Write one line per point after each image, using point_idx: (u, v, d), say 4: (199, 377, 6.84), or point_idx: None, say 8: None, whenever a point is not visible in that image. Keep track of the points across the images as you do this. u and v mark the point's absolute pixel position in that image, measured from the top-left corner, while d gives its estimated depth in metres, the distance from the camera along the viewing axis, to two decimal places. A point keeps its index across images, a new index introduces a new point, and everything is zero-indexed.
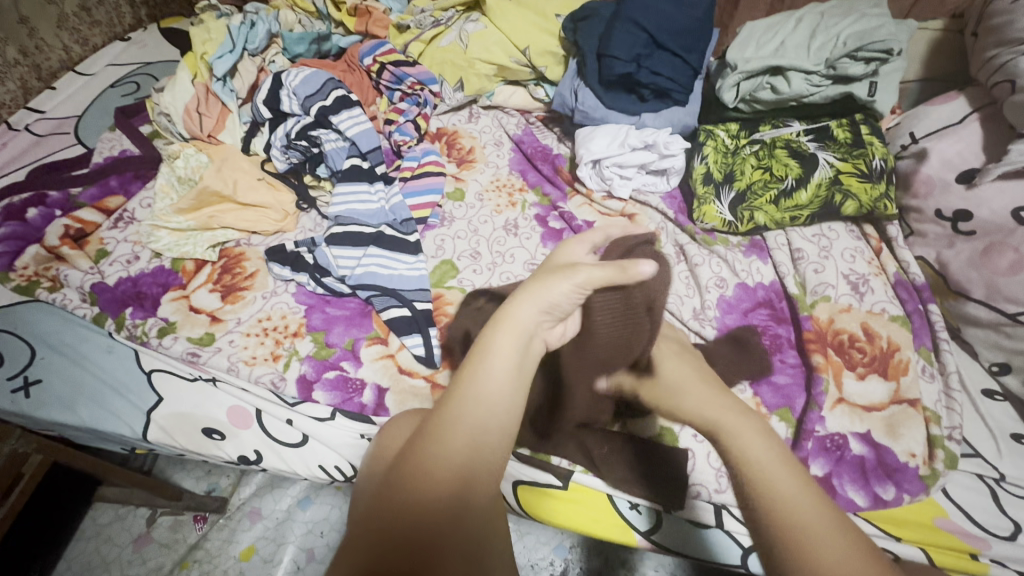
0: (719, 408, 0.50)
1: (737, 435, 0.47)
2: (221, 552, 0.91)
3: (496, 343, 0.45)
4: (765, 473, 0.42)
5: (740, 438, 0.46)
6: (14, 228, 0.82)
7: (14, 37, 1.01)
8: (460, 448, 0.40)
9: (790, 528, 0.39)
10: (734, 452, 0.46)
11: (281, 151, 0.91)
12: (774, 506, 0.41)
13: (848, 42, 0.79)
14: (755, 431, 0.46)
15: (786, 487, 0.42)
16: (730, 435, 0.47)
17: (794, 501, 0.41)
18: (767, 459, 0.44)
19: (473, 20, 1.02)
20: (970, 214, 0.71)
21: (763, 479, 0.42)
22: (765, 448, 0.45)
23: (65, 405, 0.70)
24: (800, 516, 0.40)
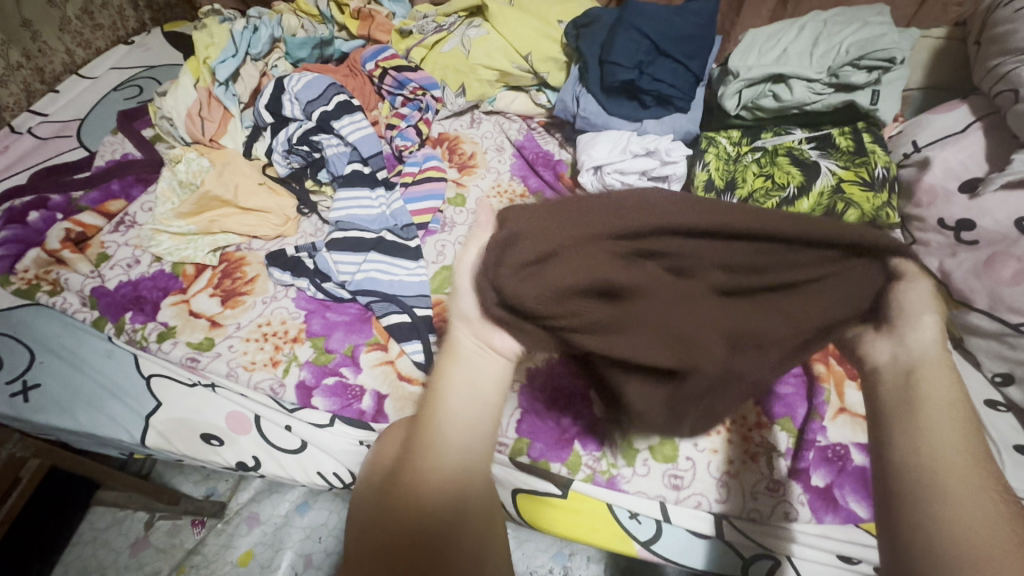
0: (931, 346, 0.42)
1: (926, 370, 0.41)
2: (219, 557, 0.91)
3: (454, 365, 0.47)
4: (948, 417, 0.39)
5: (929, 374, 0.41)
6: (15, 231, 0.82)
7: (16, 40, 1.01)
8: (448, 453, 0.43)
9: (945, 467, 0.37)
10: (919, 380, 0.41)
11: (283, 156, 0.92)
12: (943, 453, 0.38)
13: (850, 50, 0.79)
14: (943, 370, 0.41)
15: (948, 434, 0.39)
16: (919, 369, 0.41)
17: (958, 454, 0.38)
18: (952, 405, 0.40)
19: (475, 26, 1.02)
20: (973, 224, 0.71)
21: (934, 420, 0.39)
22: (950, 389, 0.41)
23: (64, 410, 0.69)
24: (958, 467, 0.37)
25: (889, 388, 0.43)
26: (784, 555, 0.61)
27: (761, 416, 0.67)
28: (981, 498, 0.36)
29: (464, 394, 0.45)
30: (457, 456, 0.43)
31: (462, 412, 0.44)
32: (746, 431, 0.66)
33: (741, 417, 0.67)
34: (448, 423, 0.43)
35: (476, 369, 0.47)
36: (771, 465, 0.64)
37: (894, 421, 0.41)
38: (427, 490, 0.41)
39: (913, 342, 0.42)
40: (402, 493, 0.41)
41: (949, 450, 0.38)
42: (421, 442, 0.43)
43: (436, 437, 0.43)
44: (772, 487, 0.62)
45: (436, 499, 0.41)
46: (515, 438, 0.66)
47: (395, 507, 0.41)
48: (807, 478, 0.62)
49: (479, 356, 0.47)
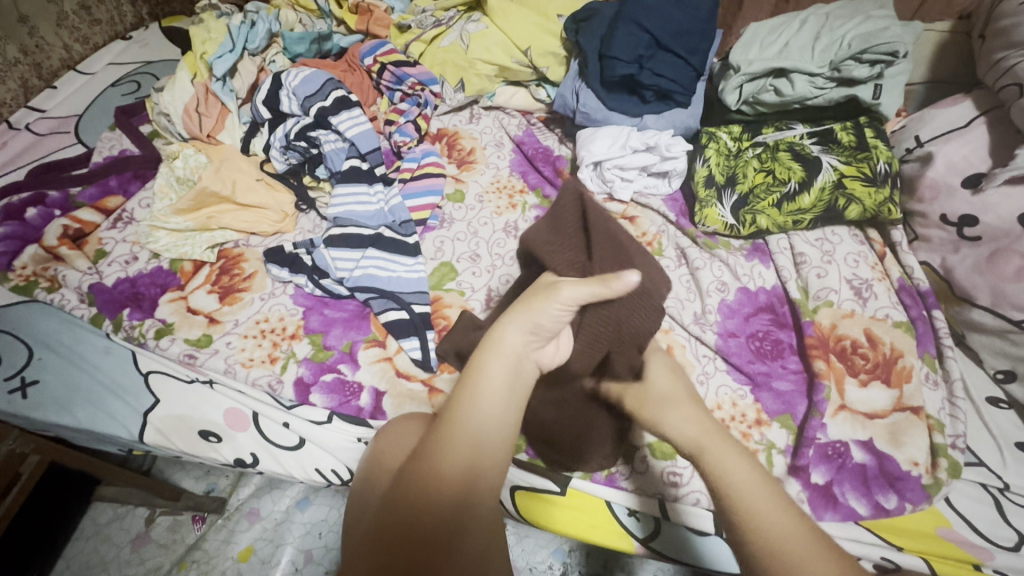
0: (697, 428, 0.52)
1: (710, 454, 0.49)
2: (219, 553, 0.91)
3: (486, 367, 0.48)
4: (748, 493, 0.45)
5: (716, 457, 0.49)
6: (13, 228, 0.82)
7: (14, 36, 1.00)
8: (464, 455, 0.43)
9: (769, 547, 0.42)
10: (711, 473, 0.48)
11: (280, 152, 0.91)
12: (762, 530, 0.43)
13: (852, 44, 0.78)
14: (726, 451, 0.49)
15: (766, 507, 0.44)
16: (705, 451, 0.50)
17: (777, 521, 0.43)
18: (748, 480, 0.46)
19: (474, 21, 1.01)
20: (975, 219, 0.70)
21: (742, 504, 0.45)
22: (734, 461, 0.48)
23: (62, 407, 0.69)
24: (788, 538, 0.42)
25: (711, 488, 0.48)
26: None
27: (760, 413, 0.67)
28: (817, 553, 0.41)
29: (490, 394, 0.46)
30: (475, 456, 0.43)
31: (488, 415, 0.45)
32: (745, 428, 0.66)
33: (740, 415, 0.67)
34: (474, 424, 0.44)
35: (514, 367, 0.49)
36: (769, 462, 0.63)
37: (728, 528, 0.45)
38: (446, 495, 0.42)
39: (679, 427, 0.52)
40: (421, 492, 0.42)
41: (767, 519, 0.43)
42: (448, 434, 0.44)
43: (466, 433, 0.43)
44: None
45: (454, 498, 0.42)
46: (518, 436, 0.69)
47: (404, 498, 0.42)
48: (807, 476, 0.62)
49: (521, 361, 0.50)
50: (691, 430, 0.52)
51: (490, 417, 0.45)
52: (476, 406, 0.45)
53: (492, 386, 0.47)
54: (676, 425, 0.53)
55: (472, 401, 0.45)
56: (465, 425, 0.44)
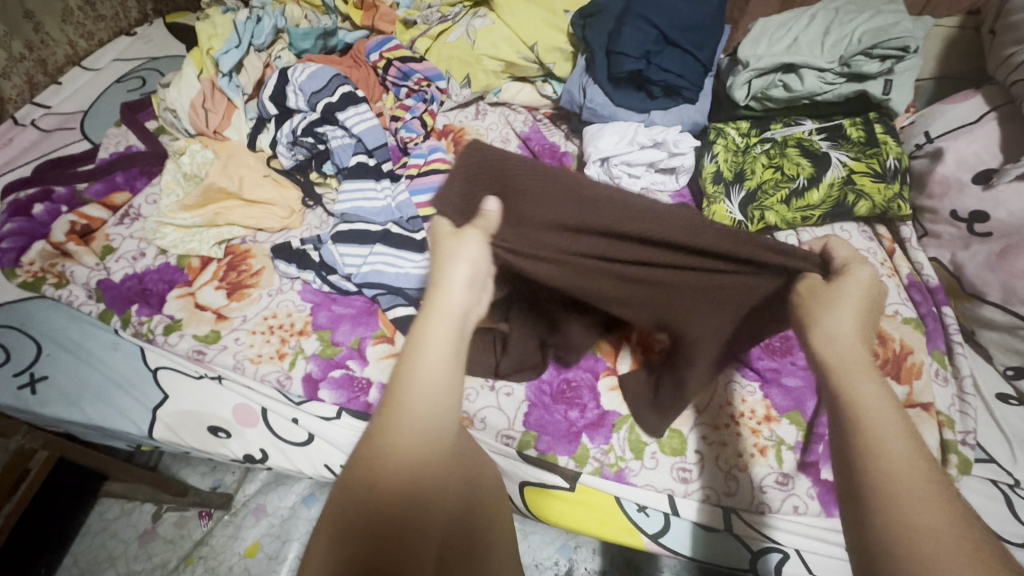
0: (852, 348, 0.43)
1: (848, 381, 0.41)
2: (227, 548, 0.91)
3: (428, 336, 0.43)
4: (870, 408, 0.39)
5: (853, 384, 0.41)
6: (20, 224, 0.82)
7: (19, 32, 1.00)
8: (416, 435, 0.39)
9: (897, 487, 0.35)
10: (846, 389, 0.41)
11: (288, 148, 0.91)
12: (874, 439, 0.37)
13: (863, 39, 0.78)
14: (869, 381, 0.41)
15: (885, 421, 0.38)
16: (849, 373, 0.42)
17: (896, 445, 0.37)
18: (876, 405, 0.39)
19: (481, 16, 1.00)
20: (987, 215, 0.70)
21: (862, 415, 0.39)
22: (874, 394, 0.40)
23: (72, 402, 0.69)
24: (898, 455, 0.36)
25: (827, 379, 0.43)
26: (793, 549, 0.61)
27: (770, 410, 0.67)
28: (930, 498, 0.34)
29: (435, 368, 0.41)
30: (425, 440, 0.39)
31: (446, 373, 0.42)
32: (755, 425, 0.66)
33: (750, 411, 0.67)
34: (417, 404, 0.39)
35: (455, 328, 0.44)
36: (780, 458, 0.63)
37: (839, 445, 0.39)
38: (403, 469, 0.38)
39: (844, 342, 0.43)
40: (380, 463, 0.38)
41: (896, 447, 0.37)
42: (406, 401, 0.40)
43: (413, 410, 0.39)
44: (780, 480, 0.62)
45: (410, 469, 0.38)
46: (523, 431, 0.66)
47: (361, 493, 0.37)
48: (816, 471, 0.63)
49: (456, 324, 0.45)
50: (847, 348, 0.43)
51: (437, 391, 0.40)
52: (418, 386, 0.40)
53: (434, 359, 0.42)
54: (827, 341, 0.44)
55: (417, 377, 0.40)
56: (412, 402, 0.39)
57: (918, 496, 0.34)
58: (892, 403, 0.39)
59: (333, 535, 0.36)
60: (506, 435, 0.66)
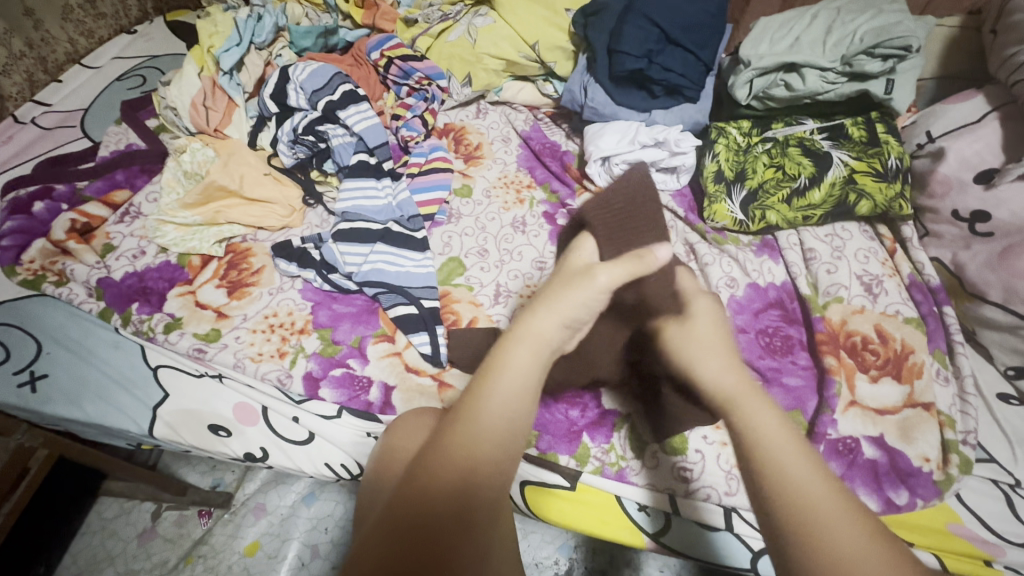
0: (737, 379, 0.46)
1: (744, 408, 0.44)
2: (227, 547, 0.91)
3: (518, 356, 0.47)
4: (786, 456, 0.39)
5: (747, 409, 0.43)
6: (20, 222, 0.82)
7: (19, 29, 1.00)
8: (490, 444, 0.43)
9: (800, 508, 0.37)
10: (741, 427, 0.42)
11: (289, 147, 0.91)
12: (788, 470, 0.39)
13: (865, 39, 0.78)
14: (761, 407, 0.43)
15: (798, 466, 0.39)
16: (742, 409, 0.44)
17: (803, 475, 0.38)
18: (779, 437, 0.40)
19: (482, 15, 1.00)
20: (988, 215, 0.70)
21: (769, 454, 0.40)
22: (767, 421, 0.42)
23: (72, 401, 0.69)
24: (820, 495, 0.37)
25: (764, 429, 0.41)
26: None
27: None
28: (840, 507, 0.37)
29: (517, 385, 0.45)
30: (497, 445, 0.43)
31: (514, 408, 0.44)
32: None
33: None
34: (497, 413, 0.43)
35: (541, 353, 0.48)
36: None
37: (744, 475, 0.41)
38: (464, 478, 0.41)
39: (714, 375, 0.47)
40: (440, 477, 0.41)
41: (808, 475, 0.38)
42: (477, 419, 0.43)
43: (491, 421, 0.43)
44: None
45: (465, 483, 0.41)
46: None
47: (430, 498, 0.40)
48: None
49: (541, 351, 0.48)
50: (729, 381, 0.46)
51: (510, 410, 0.44)
52: (497, 403, 0.44)
53: (511, 381, 0.45)
54: (712, 374, 0.48)
55: (500, 391, 0.44)
56: (491, 418, 0.43)
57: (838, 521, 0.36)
58: (783, 421, 0.42)
59: (380, 542, 0.38)
60: None
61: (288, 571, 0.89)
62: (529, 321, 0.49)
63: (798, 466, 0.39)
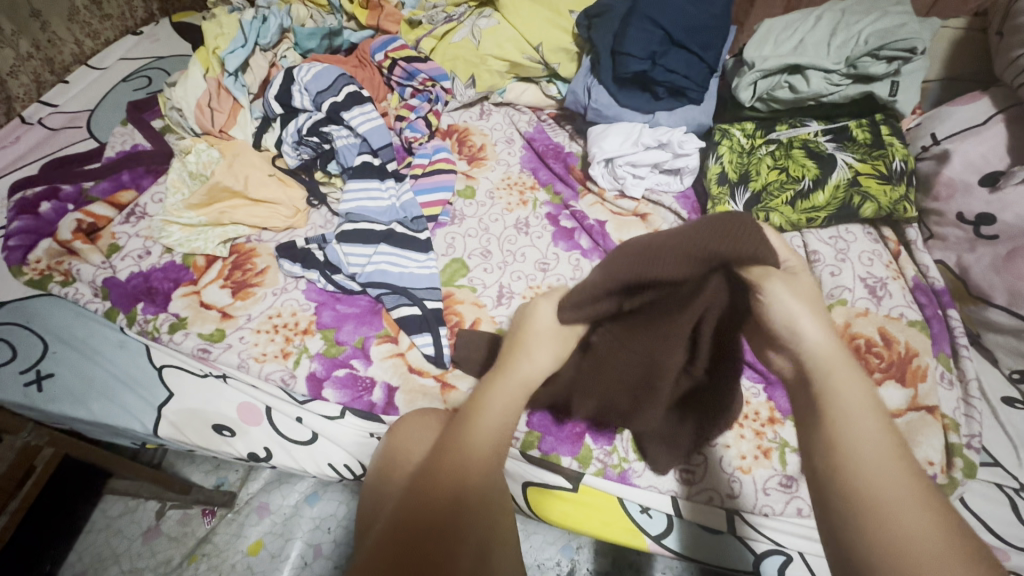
0: (835, 347, 0.46)
1: (831, 390, 0.43)
2: (230, 546, 0.92)
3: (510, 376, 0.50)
4: (860, 433, 0.41)
5: (835, 382, 0.43)
6: (27, 222, 0.83)
7: (27, 31, 1.01)
8: (486, 446, 0.44)
9: (867, 486, 0.38)
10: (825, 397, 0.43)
11: (293, 148, 0.91)
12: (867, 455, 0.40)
13: (869, 40, 0.78)
14: (849, 375, 0.44)
15: (869, 441, 0.40)
16: (824, 378, 0.44)
17: (874, 454, 0.40)
18: (860, 411, 0.42)
19: (486, 16, 1.00)
20: (993, 218, 0.70)
21: (844, 427, 0.41)
22: (860, 408, 0.42)
23: (77, 400, 0.70)
24: (885, 472, 0.39)
25: (845, 405, 0.42)
26: (796, 552, 0.61)
27: (773, 411, 0.67)
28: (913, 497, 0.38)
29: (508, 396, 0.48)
30: (490, 447, 0.45)
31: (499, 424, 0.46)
32: (758, 426, 0.66)
33: (754, 412, 0.67)
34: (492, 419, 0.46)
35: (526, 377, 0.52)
36: (783, 460, 0.63)
37: (810, 449, 0.43)
38: (465, 474, 0.43)
39: (817, 340, 0.45)
40: (434, 485, 0.42)
41: (878, 453, 0.40)
42: (463, 433, 0.45)
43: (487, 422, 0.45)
44: (784, 483, 0.62)
45: (457, 494, 0.42)
46: (526, 432, 0.67)
47: (432, 494, 0.41)
48: None
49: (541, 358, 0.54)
50: (823, 347, 0.45)
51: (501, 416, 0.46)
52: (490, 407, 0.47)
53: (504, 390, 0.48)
54: (816, 335, 0.45)
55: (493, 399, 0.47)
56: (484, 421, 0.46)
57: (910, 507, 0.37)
58: (871, 401, 0.42)
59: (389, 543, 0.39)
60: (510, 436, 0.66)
61: (291, 570, 0.89)
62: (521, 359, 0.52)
63: (869, 445, 0.40)
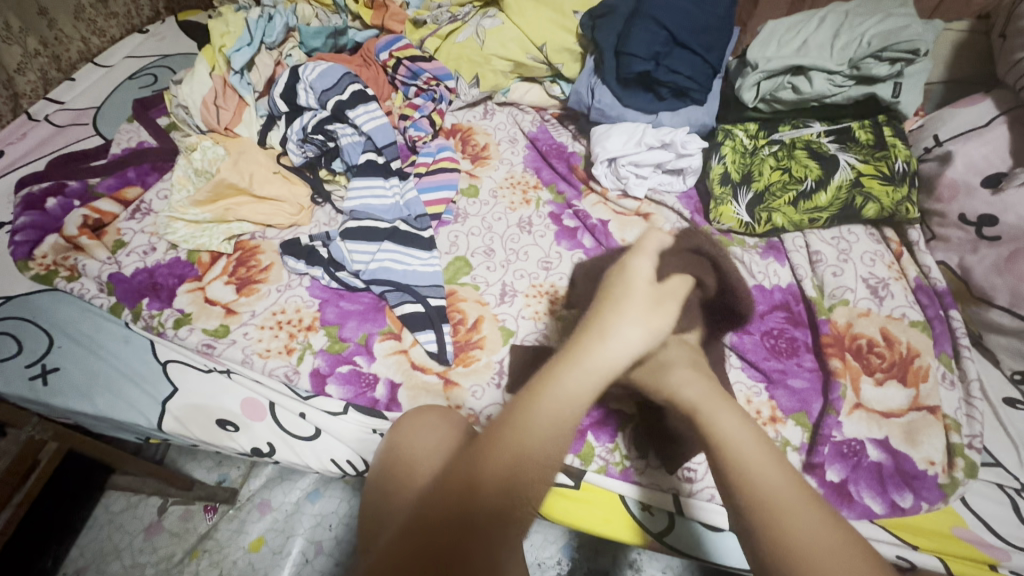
0: (707, 391, 0.52)
1: (705, 410, 0.51)
2: (231, 542, 0.92)
3: (566, 377, 0.48)
4: (751, 455, 0.45)
5: (709, 414, 0.50)
6: (33, 217, 0.83)
7: (34, 28, 1.01)
8: (540, 441, 0.44)
9: (758, 498, 0.42)
10: (706, 427, 0.49)
11: (298, 146, 0.92)
12: (752, 476, 0.43)
13: (872, 42, 0.78)
14: (727, 410, 0.50)
15: (758, 458, 0.45)
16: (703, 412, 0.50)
17: (763, 466, 0.44)
18: (743, 438, 0.46)
19: (490, 17, 1.01)
20: (995, 219, 0.70)
21: (735, 463, 0.45)
22: (735, 421, 0.48)
23: (82, 394, 0.70)
24: (768, 475, 0.43)
25: (729, 436, 0.47)
26: None
27: (775, 411, 0.67)
28: (806, 510, 0.41)
29: (573, 403, 0.46)
30: (545, 443, 0.44)
31: (569, 397, 0.46)
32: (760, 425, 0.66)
33: (756, 411, 0.67)
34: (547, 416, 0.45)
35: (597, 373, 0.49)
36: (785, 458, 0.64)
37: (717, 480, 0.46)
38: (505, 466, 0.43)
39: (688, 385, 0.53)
40: (475, 476, 0.43)
41: (765, 465, 0.44)
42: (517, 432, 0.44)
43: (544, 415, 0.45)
44: None
45: (508, 475, 0.42)
46: None
47: (453, 479, 0.43)
48: (821, 472, 0.63)
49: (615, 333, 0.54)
50: (695, 392, 0.53)
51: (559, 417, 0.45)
52: (558, 396, 0.46)
53: (573, 375, 0.48)
54: (680, 385, 0.54)
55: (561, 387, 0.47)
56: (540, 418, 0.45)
57: (795, 509, 0.41)
58: (751, 425, 0.48)
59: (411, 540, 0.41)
60: None
61: (292, 567, 0.90)
62: (595, 346, 0.51)
63: (760, 465, 0.44)
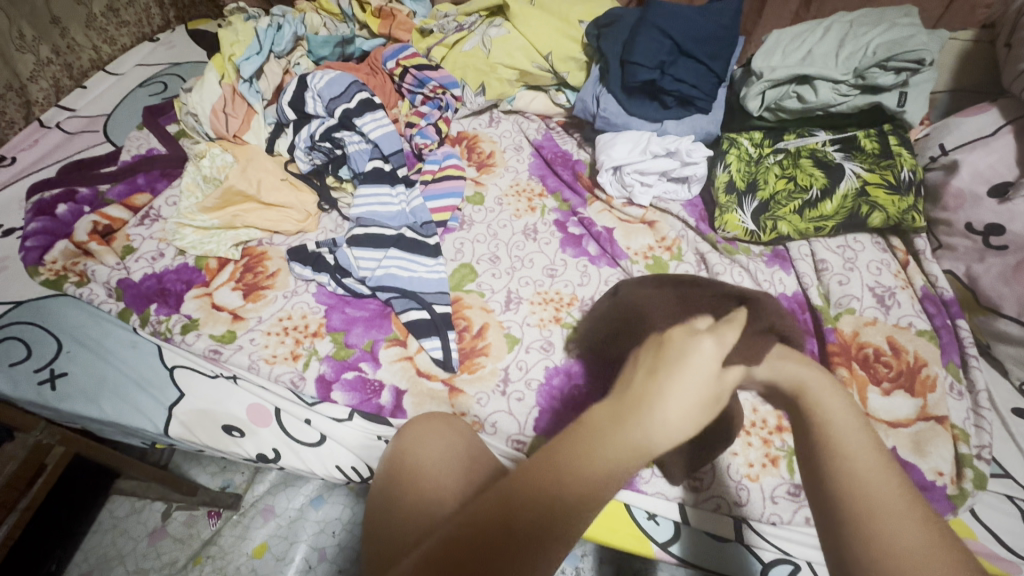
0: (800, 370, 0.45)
1: (813, 398, 0.42)
2: (235, 549, 0.92)
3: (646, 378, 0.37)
4: (879, 471, 0.34)
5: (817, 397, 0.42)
6: (44, 223, 0.84)
7: (47, 37, 1.03)
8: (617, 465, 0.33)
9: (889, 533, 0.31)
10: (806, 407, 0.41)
11: (305, 153, 0.93)
12: (865, 483, 0.33)
13: (878, 52, 0.78)
14: (839, 400, 0.41)
15: (879, 475, 0.34)
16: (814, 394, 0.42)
17: (873, 469, 0.34)
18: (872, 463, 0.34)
19: (496, 26, 1.02)
20: (1002, 228, 0.70)
21: (848, 466, 0.35)
22: (841, 412, 0.39)
23: (89, 398, 0.70)
24: (865, 468, 0.34)
25: (838, 423, 0.38)
26: (804, 561, 0.60)
27: (781, 420, 0.67)
28: (906, 514, 0.32)
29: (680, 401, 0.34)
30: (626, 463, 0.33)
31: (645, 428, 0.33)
32: (766, 435, 0.65)
33: (761, 421, 0.66)
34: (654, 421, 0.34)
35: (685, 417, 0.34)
36: (790, 468, 0.63)
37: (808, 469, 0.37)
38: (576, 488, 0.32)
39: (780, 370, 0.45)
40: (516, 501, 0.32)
41: (872, 469, 0.34)
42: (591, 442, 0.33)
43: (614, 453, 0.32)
44: (792, 491, 0.62)
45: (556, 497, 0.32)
46: (533, 436, 0.67)
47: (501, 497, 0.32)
48: None
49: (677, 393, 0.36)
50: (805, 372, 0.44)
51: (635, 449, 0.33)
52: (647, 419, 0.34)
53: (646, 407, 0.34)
54: (783, 368, 0.45)
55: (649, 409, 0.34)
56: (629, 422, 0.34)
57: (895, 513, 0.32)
58: (863, 422, 0.38)
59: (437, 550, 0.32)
60: (517, 440, 0.67)
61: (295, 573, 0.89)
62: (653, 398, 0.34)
63: (871, 478, 0.33)
